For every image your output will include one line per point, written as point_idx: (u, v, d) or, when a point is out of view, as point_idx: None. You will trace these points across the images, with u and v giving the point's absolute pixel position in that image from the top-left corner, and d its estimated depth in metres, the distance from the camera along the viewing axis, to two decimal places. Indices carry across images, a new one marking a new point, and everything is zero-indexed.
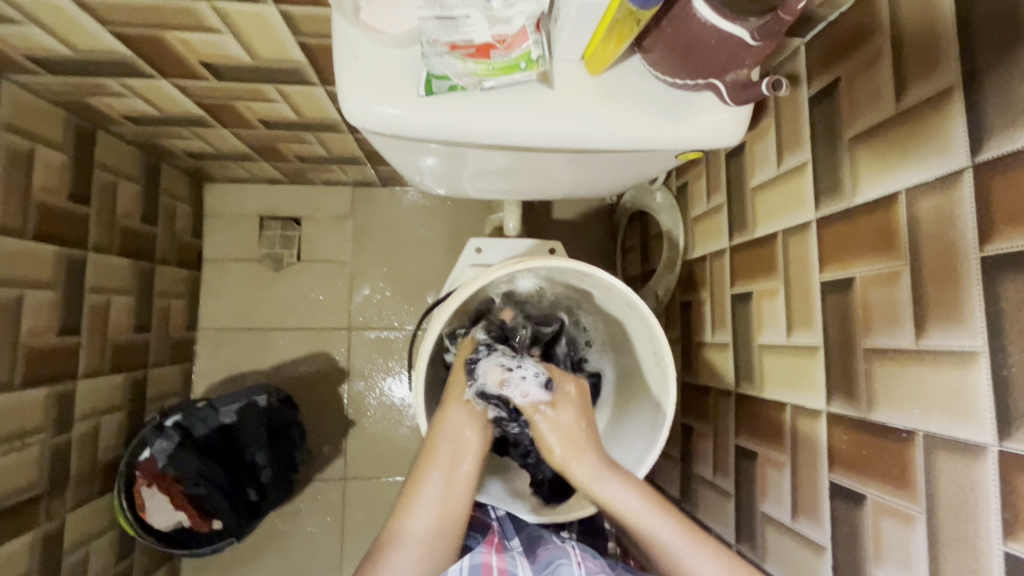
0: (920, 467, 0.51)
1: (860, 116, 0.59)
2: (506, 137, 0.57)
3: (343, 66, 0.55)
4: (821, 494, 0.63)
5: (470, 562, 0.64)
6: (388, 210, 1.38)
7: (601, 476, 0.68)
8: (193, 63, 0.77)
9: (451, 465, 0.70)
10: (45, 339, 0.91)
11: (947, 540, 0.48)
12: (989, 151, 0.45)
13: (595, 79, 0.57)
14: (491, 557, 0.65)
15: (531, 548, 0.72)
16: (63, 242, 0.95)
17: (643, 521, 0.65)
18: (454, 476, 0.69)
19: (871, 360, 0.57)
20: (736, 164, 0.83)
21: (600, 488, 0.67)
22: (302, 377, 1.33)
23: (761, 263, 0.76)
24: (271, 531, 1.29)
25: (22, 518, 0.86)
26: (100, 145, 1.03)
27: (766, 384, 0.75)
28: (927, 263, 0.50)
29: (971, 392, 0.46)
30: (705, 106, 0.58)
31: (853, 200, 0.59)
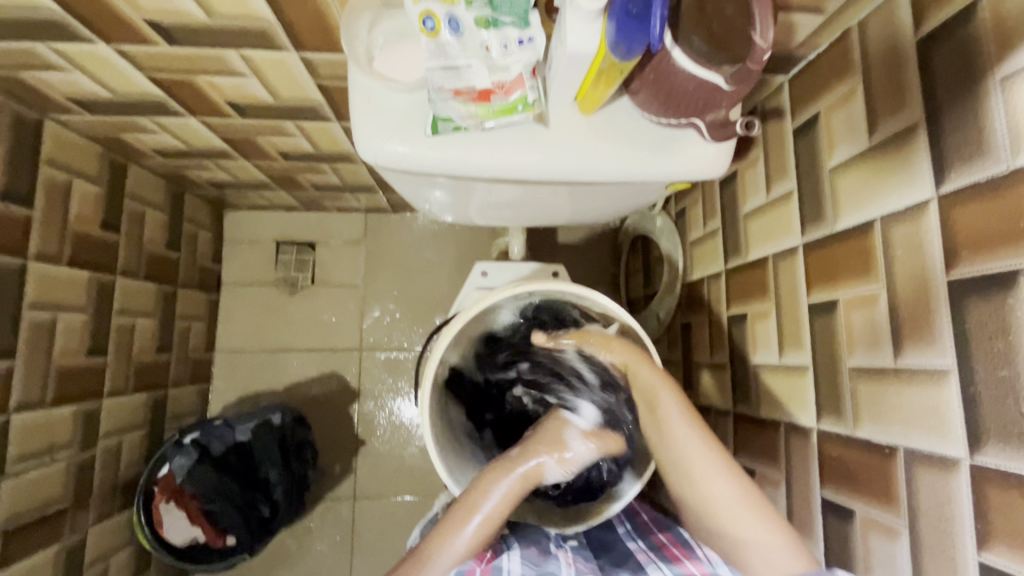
0: (901, 481, 0.53)
1: (839, 148, 0.63)
2: (506, 171, 0.62)
3: (357, 109, 0.61)
4: (814, 510, 0.65)
5: (455, 572, 0.63)
6: (399, 235, 1.44)
7: (656, 385, 0.70)
8: (220, 103, 0.84)
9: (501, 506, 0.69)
10: (76, 358, 0.96)
11: (929, 552, 0.50)
12: (951, 183, 0.49)
13: (587, 118, 0.62)
14: (477, 566, 0.65)
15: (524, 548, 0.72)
16: (94, 268, 1.00)
17: (687, 457, 0.66)
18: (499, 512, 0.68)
19: (856, 379, 0.59)
20: (729, 192, 0.87)
21: (659, 401, 0.69)
22: (314, 396, 1.37)
23: (754, 286, 0.80)
24: (283, 549, 1.31)
25: (47, 530, 0.90)
26: (130, 176, 1.10)
27: (762, 402, 0.77)
28: (901, 286, 0.53)
29: (943, 408, 0.49)
30: (691, 141, 0.62)
31: (834, 226, 0.63)
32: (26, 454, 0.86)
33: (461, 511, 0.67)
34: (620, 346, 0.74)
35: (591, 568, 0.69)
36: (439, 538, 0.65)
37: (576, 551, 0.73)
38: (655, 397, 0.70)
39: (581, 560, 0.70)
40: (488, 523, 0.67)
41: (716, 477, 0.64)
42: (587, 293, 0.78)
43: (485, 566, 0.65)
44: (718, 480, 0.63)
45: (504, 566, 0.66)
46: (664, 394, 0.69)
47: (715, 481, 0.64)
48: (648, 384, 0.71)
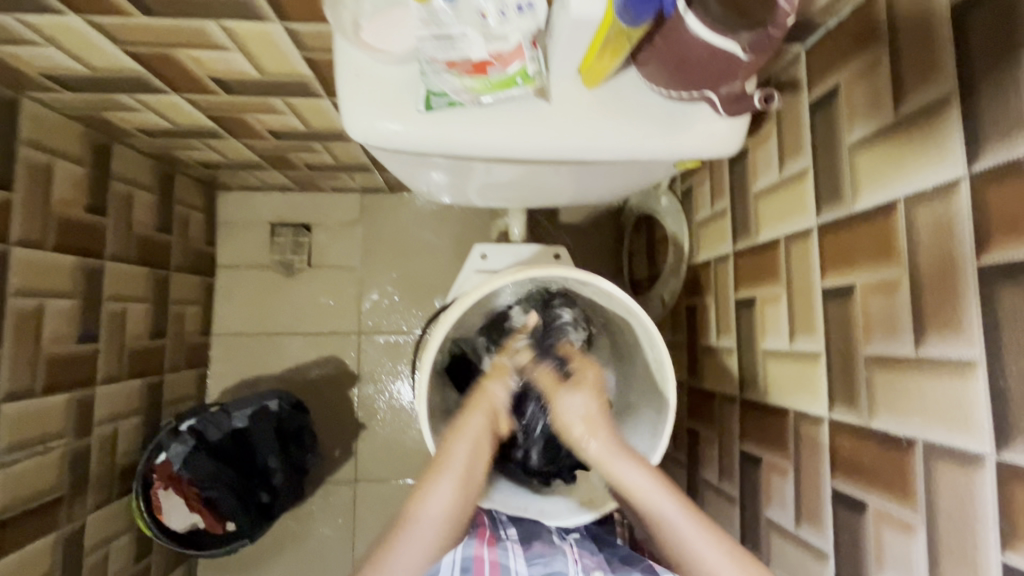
0: (919, 476, 0.51)
1: (859, 123, 0.59)
2: (505, 150, 0.58)
3: (345, 84, 0.57)
4: (824, 500, 0.63)
5: (462, 555, 0.66)
6: (396, 216, 1.40)
7: (615, 459, 0.67)
8: (203, 78, 0.80)
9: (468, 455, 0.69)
10: (66, 345, 0.94)
11: (947, 549, 0.48)
12: (985, 161, 0.45)
13: (592, 92, 0.58)
14: (483, 550, 0.67)
15: (527, 537, 0.72)
16: (81, 252, 0.97)
17: (672, 533, 0.62)
18: (468, 462, 0.69)
19: (872, 368, 0.57)
20: (739, 169, 0.83)
21: (614, 471, 0.67)
22: (313, 380, 1.36)
23: (764, 270, 0.77)
24: (285, 532, 1.31)
25: (45, 518, 0.89)
26: (116, 157, 1.06)
27: (770, 389, 0.75)
28: (925, 271, 0.50)
29: (968, 401, 0.46)
30: (702, 118, 0.59)
31: (853, 207, 0.59)
32: (18, 443, 0.85)
33: (432, 472, 0.68)
34: (584, 396, 0.71)
35: (596, 562, 0.70)
36: (414, 503, 0.67)
37: (580, 544, 0.74)
38: (619, 479, 0.66)
39: (587, 555, 0.71)
40: (458, 481, 0.68)
41: (692, 532, 0.62)
42: (591, 280, 0.74)
43: (492, 554, 0.67)
44: (702, 543, 0.61)
45: (510, 562, 0.67)
46: (623, 465, 0.67)
47: (699, 544, 0.61)
48: (608, 455, 0.68)
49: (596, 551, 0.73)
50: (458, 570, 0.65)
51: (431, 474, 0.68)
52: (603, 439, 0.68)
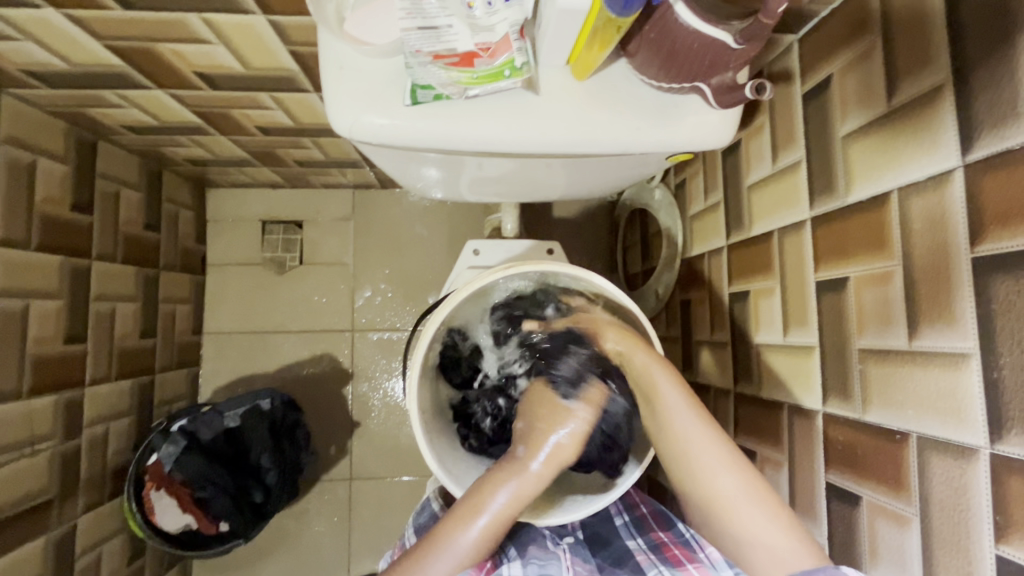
0: (913, 469, 0.50)
1: (852, 113, 0.58)
2: (493, 144, 0.57)
3: (330, 77, 0.55)
4: (818, 494, 0.63)
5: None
6: (389, 212, 1.39)
7: (652, 372, 0.68)
8: (188, 73, 0.78)
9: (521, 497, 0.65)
10: (53, 347, 0.93)
11: (940, 543, 0.48)
12: (979, 150, 0.44)
13: (582, 84, 0.57)
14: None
15: (523, 549, 0.71)
16: (67, 252, 0.96)
17: (690, 449, 0.64)
18: (516, 505, 0.65)
19: (865, 361, 0.56)
20: (732, 161, 0.83)
21: (655, 384, 0.67)
22: (306, 378, 1.35)
23: (758, 263, 0.76)
24: (281, 531, 1.31)
25: (35, 521, 0.88)
26: (101, 154, 1.04)
27: (764, 382, 0.74)
28: (919, 263, 0.50)
29: (962, 393, 0.46)
30: (694, 110, 0.58)
31: (847, 199, 0.59)
32: (5, 446, 0.84)
33: (478, 493, 0.65)
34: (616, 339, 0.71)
35: (589, 570, 0.69)
36: (448, 527, 0.63)
37: (573, 550, 0.73)
38: (654, 388, 0.67)
39: (580, 562, 0.70)
40: (503, 517, 0.64)
41: (716, 465, 0.63)
42: (583, 275, 0.74)
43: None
44: (722, 473, 0.62)
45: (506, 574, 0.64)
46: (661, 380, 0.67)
47: (720, 474, 0.62)
48: (644, 367, 0.69)
49: (589, 558, 0.72)
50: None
51: (471, 502, 0.65)
52: (620, 342, 0.71)
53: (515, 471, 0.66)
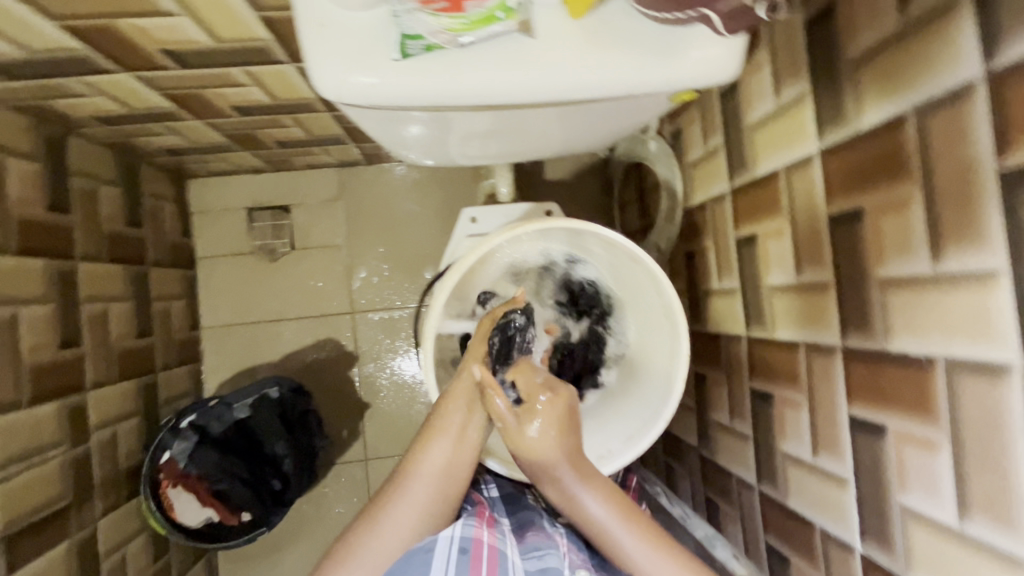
0: (941, 392, 0.50)
1: (861, 34, 0.56)
2: (487, 95, 0.54)
3: (309, 35, 0.52)
4: (841, 428, 0.63)
5: (461, 534, 0.64)
6: (377, 188, 1.35)
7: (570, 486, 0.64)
8: (154, 52, 0.74)
9: (420, 510, 0.66)
10: (48, 354, 0.90)
11: (972, 463, 0.48)
12: (1005, 58, 0.42)
13: (579, 23, 0.53)
14: (482, 532, 0.66)
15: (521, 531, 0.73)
16: (50, 254, 0.92)
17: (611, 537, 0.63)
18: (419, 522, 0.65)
19: (886, 290, 0.55)
20: (731, 102, 0.80)
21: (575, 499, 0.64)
22: (311, 365, 1.33)
23: (764, 204, 0.74)
24: (302, 516, 1.31)
25: (54, 528, 0.87)
26: (71, 150, 0.99)
27: (778, 324, 0.74)
28: (941, 183, 0.48)
29: (992, 311, 0.45)
30: (697, 41, 0.55)
31: (858, 126, 0.57)
32: (15, 456, 0.82)
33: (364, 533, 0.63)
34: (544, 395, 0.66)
35: (584, 559, 0.69)
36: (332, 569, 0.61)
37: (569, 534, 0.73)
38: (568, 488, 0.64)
39: (575, 550, 0.70)
40: (397, 549, 0.64)
41: (642, 555, 0.61)
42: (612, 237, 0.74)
43: (490, 537, 0.66)
44: (640, 553, 0.62)
45: (506, 550, 0.66)
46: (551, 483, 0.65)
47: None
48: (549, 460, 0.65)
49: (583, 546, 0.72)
50: (456, 552, 0.63)
51: (357, 541, 0.63)
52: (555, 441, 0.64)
53: (404, 489, 0.66)
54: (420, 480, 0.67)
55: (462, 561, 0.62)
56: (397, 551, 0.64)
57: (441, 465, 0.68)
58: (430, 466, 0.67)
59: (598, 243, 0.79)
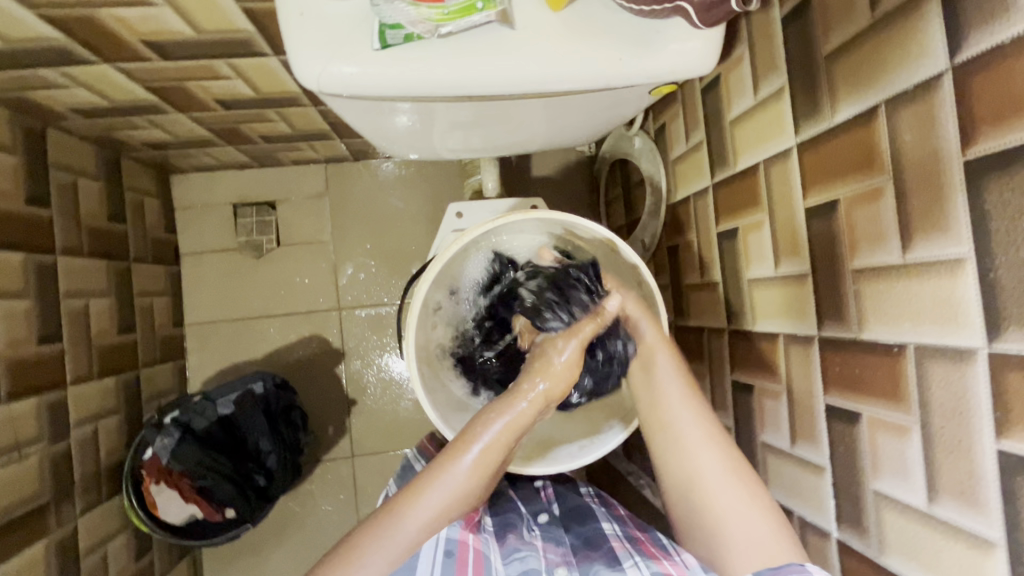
0: (911, 378, 0.51)
1: (835, 29, 0.57)
2: (469, 86, 0.55)
3: (290, 25, 0.52)
4: (818, 417, 0.64)
5: (448, 536, 0.68)
6: (364, 184, 1.35)
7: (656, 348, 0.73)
8: (135, 43, 0.73)
9: (497, 453, 0.65)
10: (27, 349, 0.89)
11: (941, 447, 0.49)
12: (969, 50, 0.44)
13: (558, 15, 0.54)
14: (468, 535, 0.70)
15: (502, 531, 0.75)
16: (29, 248, 0.91)
17: (681, 423, 0.70)
18: (484, 470, 0.65)
19: (859, 280, 0.57)
20: (713, 98, 0.81)
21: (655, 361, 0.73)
22: (297, 362, 1.32)
23: (744, 198, 0.76)
24: (288, 514, 1.31)
25: (34, 525, 0.86)
26: (51, 143, 0.98)
27: (758, 316, 0.75)
28: (910, 174, 0.50)
29: (959, 298, 0.46)
30: (675, 34, 0.56)
31: (833, 119, 0.58)
32: None
33: (447, 456, 0.65)
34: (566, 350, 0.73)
35: (561, 555, 0.71)
36: (407, 502, 0.63)
37: (546, 533, 0.75)
38: (653, 356, 0.73)
39: (552, 548, 0.72)
40: (474, 475, 0.65)
41: (705, 449, 0.67)
42: (611, 238, 0.75)
43: (476, 542, 0.70)
44: (704, 450, 0.67)
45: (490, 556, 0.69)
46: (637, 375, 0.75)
47: (701, 450, 0.67)
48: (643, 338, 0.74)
49: (561, 541, 0.74)
50: (441, 554, 0.66)
51: (434, 471, 0.64)
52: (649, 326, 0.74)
53: (478, 433, 0.66)
54: (503, 413, 0.67)
55: (447, 563, 0.65)
56: (468, 479, 0.64)
57: (513, 423, 0.66)
58: (513, 400, 0.67)
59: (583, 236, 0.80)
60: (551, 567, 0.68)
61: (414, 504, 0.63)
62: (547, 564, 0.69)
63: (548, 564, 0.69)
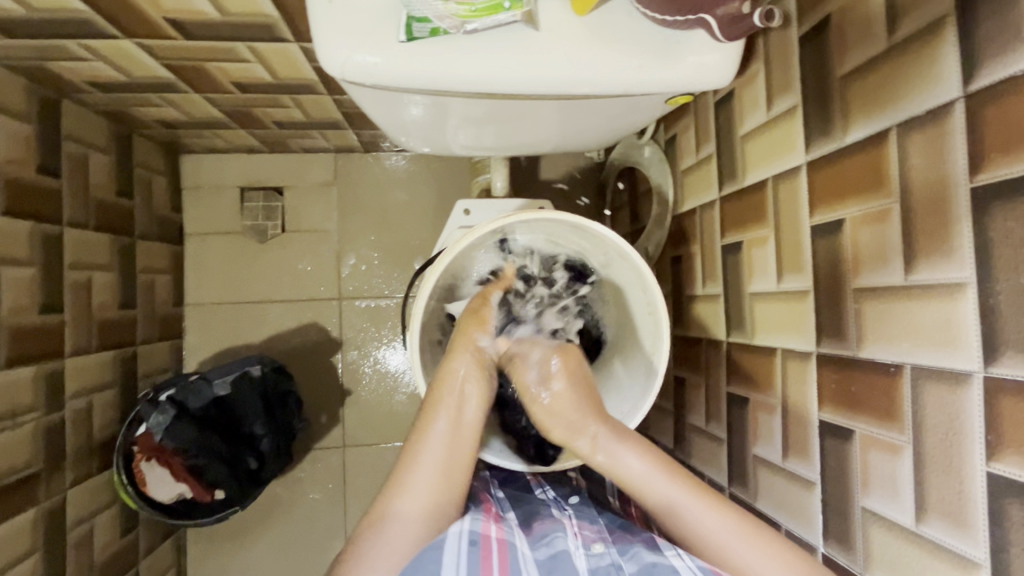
0: (906, 398, 0.52)
1: (852, 52, 0.58)
2: (487, 84, 0.56)
3: (318, 11, 0.53)
4: (811, 432, 0.65)
5: (470, 528, 0.65)
6: (372, 176, 1.35)
7: (551, 360, 0.77)
8: (159, 20, 0.74)
9: (452, 416, 0.71)
10: (29, 317, 0.89)
11: (931, 466, 0.50)
12: (983, 80, 0.44)
13: (582, 19, 0.55)
14: (490, 527, 0.66)
15: (527, 522, 0.74)
16: (38, 218, 0.92)
17: (615, 456, 0.68)
18: (448, 445, 0.70)
19: (860, 299, 0.57)
20: (725, 111, 0.82)
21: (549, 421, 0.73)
22: (295, 348, 1.33)
23: (751, 212, 0.76)
24: (276, 500, 1.31)
25: (24, 493, 0.86)
26: (66, 114, 0.99)
27: (757, 329, 0.76)
28: (917, 197, 0.51)
29: (958, 321, 0.47)
30: (694, 46, 0.57)
31: (844, 140, 0.59)
32: None
33: (415, 439, 0.70)
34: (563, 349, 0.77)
35: (596, 532, 0.70)
36: (382, 504, 0.66)
37: (579, 515, 0.75)
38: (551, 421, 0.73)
39: (587, 526, 0.71)
40: (442, 455, 0.69)
41: (662, 482, 0.66)
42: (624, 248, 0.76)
43: (498, 531, 0.66)
44: (625, 452, 0.68)
45: (515, 541, 0.66)
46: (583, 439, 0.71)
47: (653, 480, 0.66)
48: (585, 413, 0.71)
49: (595, 520, 0.74)
50: (466, 544, 0.62)
51: (404, 464, 0.69)
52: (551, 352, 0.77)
53: (437, 404, 0.72)
54: (448, 382, 0.73)
55: (472, 552, 0.61)
56: (441, 448, 0.69)
57: (463, 380, 0.73)
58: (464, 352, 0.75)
59: (589, 241, 0.81)
60: (586, 543, 0.67)
61: (400, 489, 0.67)
62: (582, 541, 0.67)
63: (582, 540, 0.67)
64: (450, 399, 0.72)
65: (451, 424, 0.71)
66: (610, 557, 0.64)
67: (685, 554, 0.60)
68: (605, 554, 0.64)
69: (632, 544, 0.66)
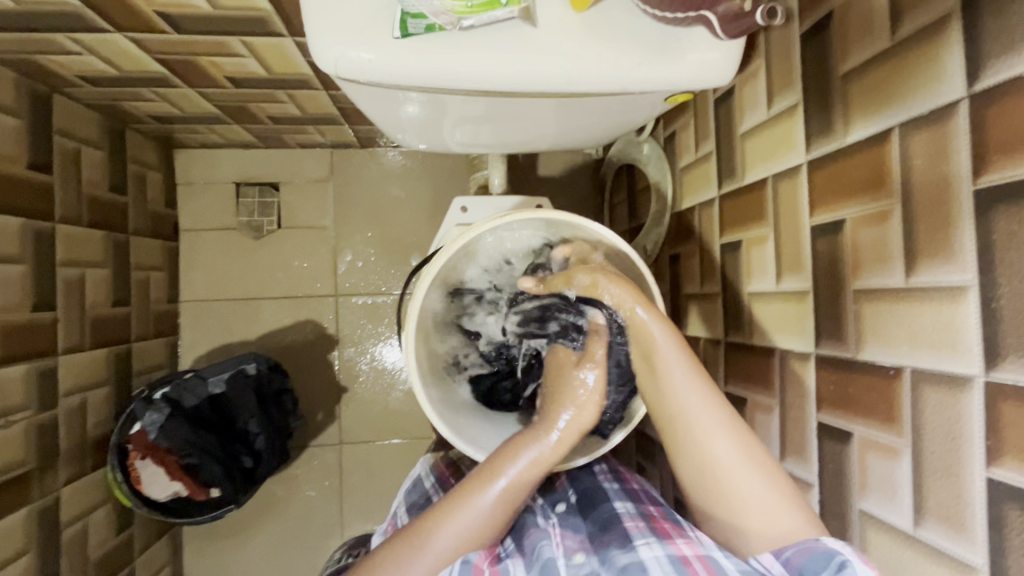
0: (905, 401, 0.52)
1: (854, 50, 0.57)
2: (483, 81, 0.55)
3: (310, 6, 0.52)
4: (809, 434, 0.65)
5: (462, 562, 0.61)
6: (369, 172, 1.34)
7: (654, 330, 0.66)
8: (149, 14, 0.72)
9: (526, 483, 0.66)
10: (20, 315, 0.88)
11: (930, 470, 0.50)
12: (987, 80, 0.44)
13: (580, 16, 0.54)
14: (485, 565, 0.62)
15: (519, 544, 0.71)
16: (28, 214, 0.90)
17: (688, 411, 0.64)
18: (511, 497, 0.65)
19: (860, 300, 0.57)
20: (725, 108, 0.81)
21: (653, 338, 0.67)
22: (291, 345, 1.32)
23: (750, 212, 0.76)
24: (272, 496, 1.30)
25: (17, 492, 0.85)
26: (57, 109, 0.97)
27: (756, 329, 0.75)
28: (918, 199, 0.50)
29: (959, 325, 0.46)
30: (694, 44, 0.56)
31: (845, 139, 0.58)
32: None
33: (476, 478, 0.66)
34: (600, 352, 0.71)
35: (579, 542, 0.69)
36: (427, 529, 0.62)
37: (564, 523, 0.73)
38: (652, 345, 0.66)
39: (569, 535, 0.70)
40: (495, 514, 0.64)
41: (718, 432, 0.62)
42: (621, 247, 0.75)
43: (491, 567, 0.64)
44: (718, 437, 0.62)
45: (510, 573, 0.64)
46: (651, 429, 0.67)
47: (715, 440, 0.62)
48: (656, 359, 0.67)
49: (579, 529, 0.72)
50: (458, 570, 0.61)
51: (458, 500, 0.64)
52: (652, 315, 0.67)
53: (506, 463, 0.66)
54: (534, 441, 0.68)
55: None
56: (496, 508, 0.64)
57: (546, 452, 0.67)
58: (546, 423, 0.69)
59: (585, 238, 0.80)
60: (569, 552, 0.67)
61: (441, 526, 0.62)
62: (563, 551, 0.67)
63: (565, 550, 0.67)
64: (530, 453, 0.67)
65: (512, 487, 0.65)
66: (590, 566, 0.65)
67: (655, 544, 0.62)
68: (584, 563, 0.65)
69: (612, 548, 0.65)
